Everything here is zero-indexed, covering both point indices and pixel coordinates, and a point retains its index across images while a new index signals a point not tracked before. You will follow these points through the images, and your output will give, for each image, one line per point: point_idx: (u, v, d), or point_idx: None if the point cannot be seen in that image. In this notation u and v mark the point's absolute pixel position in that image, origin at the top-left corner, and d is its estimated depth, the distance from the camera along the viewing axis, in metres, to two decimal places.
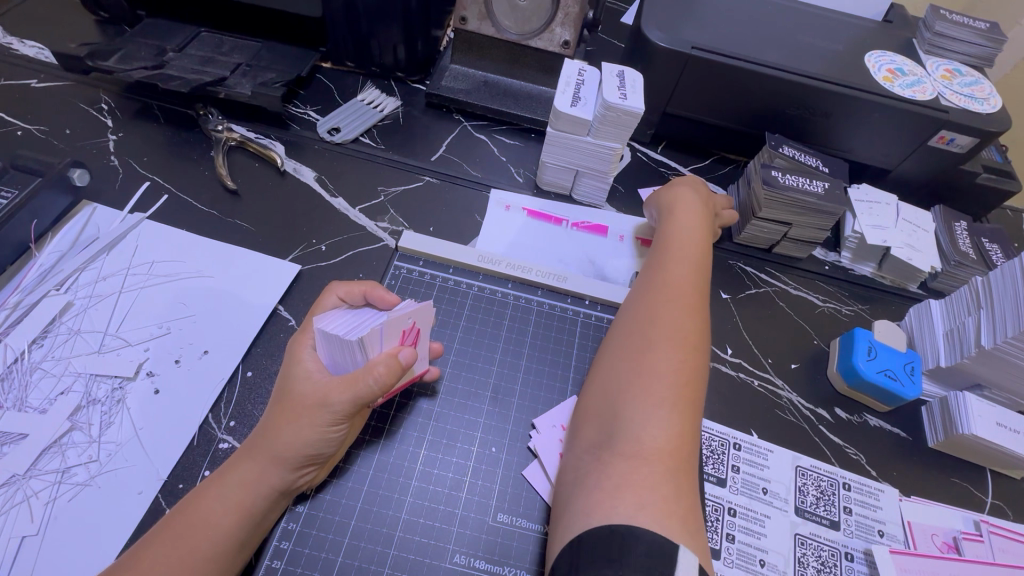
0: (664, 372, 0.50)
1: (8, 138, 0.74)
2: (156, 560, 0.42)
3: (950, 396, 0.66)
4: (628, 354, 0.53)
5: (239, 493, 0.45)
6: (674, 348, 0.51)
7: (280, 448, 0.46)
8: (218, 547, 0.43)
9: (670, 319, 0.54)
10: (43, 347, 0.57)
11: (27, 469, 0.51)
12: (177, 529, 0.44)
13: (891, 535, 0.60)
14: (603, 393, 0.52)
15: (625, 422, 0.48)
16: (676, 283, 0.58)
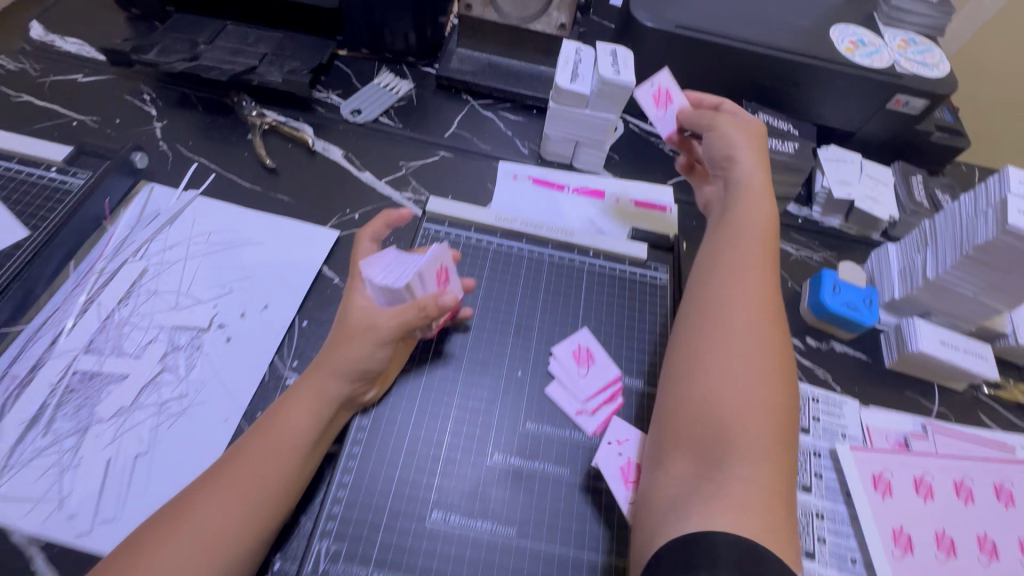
0: (762, 386, 0.53)
1: (65, 128, 0.81)
2: (257, 453, 0.53)
3: (903, 323, 0.77)
4: (720, 367, 0.54)
5: (311, 401, 0.56)
6: (769, 360, 0.54)
7: (340, 365, 0.57)
8: (303, 443, 0.55)
9: (752, 344, 0.55)
10: (128, 305, 0.66)
11: (132, 402, 0.60)
12: (268, 430, 0.55)
13: (852, 436, 0.71)
14: (697, 410, 0.53)
15: (734, 442, 0.50)
16: (751, 301, 0.58)
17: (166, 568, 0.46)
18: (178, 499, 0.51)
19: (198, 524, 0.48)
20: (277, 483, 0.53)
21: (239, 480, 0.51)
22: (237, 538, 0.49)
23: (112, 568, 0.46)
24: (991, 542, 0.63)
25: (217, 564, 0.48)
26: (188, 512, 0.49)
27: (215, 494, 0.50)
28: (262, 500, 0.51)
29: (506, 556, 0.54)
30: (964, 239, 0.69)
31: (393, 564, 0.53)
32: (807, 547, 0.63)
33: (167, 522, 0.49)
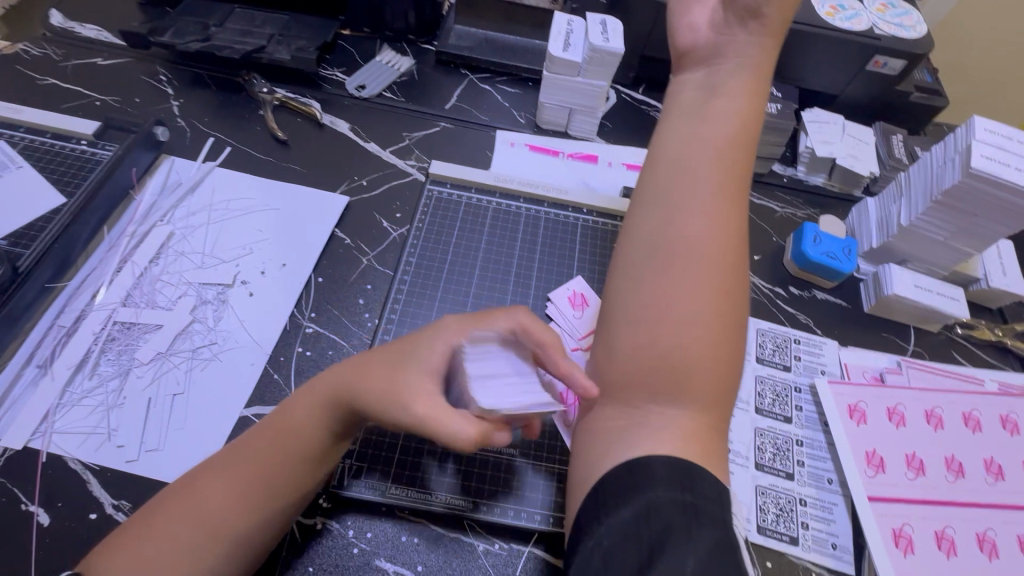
0: (708, 323, 0.54)
1: (89, 108, 0.87)
2: (263, 447, 0.53)
3: (880, 270, 0.82)
4: (667, 308, 0.55)
5: (319, 403, 0.55)
6: (715, 298, 0.55)
7: (365, 396, 0.53)
8: (309, 444, 0.54)
9: (690, 286, 0.55)
10: (159, 264, 0.73)
11: (167, 349, 0.66)
12: (275, 426, 0.54)
13: (832, 372, 0.77)
14: (641, 350, 0.54)
15: (677, 381, 0.52)
16: (692, 242, 0.57)
17: (179, 537, 0.49)
18: (193, 475, 0.53)
19: (208, 505, 0.51)
20: (282, 483, 0.53)
21: (247, 469, 0.52)
22: (242, 524, 0.51)
23: (138, 527, 0.50)
24: (958, 462, 0.68)
25: (225, 544, 0.50)
26: (202, 489, 0.52)
27: (225, 481, 0.52)
28: (266, 494, 0.52)
29: (511, 473, 0.62)
30: (933, 186, 0.73)
31: (410, 480, 0.60)
32: (788, 469, 0.69)
33: (183, 496, 0.52)
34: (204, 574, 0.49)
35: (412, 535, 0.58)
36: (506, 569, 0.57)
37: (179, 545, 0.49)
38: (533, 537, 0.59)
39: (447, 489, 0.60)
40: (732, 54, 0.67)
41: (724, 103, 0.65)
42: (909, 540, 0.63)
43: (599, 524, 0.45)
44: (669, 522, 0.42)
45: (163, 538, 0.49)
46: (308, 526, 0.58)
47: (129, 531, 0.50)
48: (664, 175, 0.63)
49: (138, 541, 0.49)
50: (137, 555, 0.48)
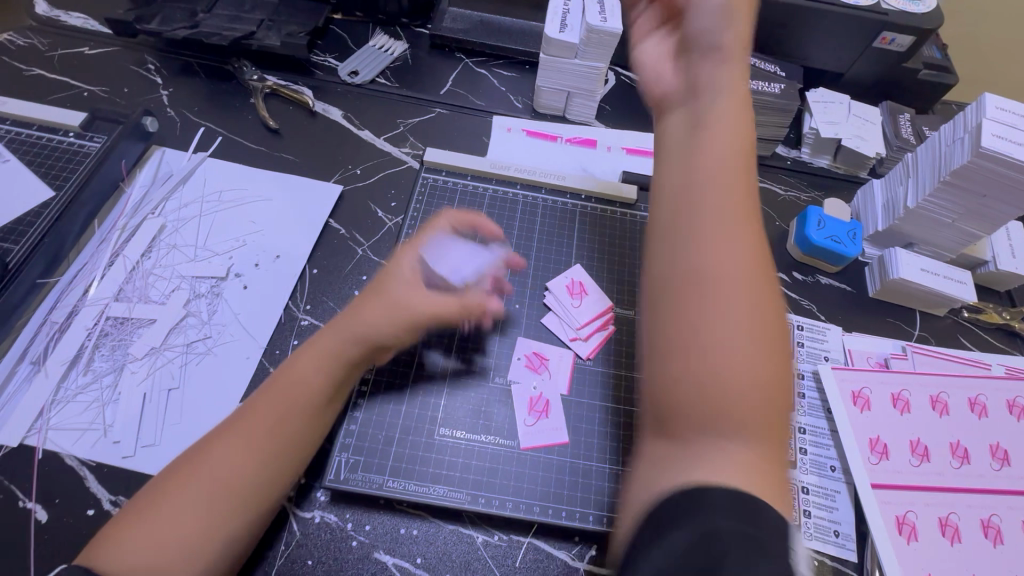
0: (756, 345, 0.46)
1: (77, 99, 0.85)
2: (269, 405, 0.54)
3: (885, 253, 0.80)
4: (707, 335, 0.47)
5: (325, 357, 0.57)
6: (759, 313, 0.47)
7: (366, 329, 0.57)
8: (317, 396, 0.56)
9: (731, 307, 0.47)
10: (151, 258, 0.72)
11: (161, 344, 0.66)
12: (279, 385, 0.55)
13: (835, 359, 0.75)
14: (689, 393, 0.46)
15: (734, 420, 0.44)
16: (727, 257, 0.49)
17: (189, 503, 0.49)
18: (198, 444, 0.53)
19: (218, 467, 0.50)
20: (291, 438, 0.54)
21: (252, 428, 0.52)
22: (254, 482, 0.51)
23: (145, 503, 0.49)
24: (963, 448, 0.67)
25: (237, 504, 0.50)
26: (207, 454, 0.51)
27: (231, 442, 0.51)
28: (276, 450, 0.53)
29: (510, 464, 0.60)
30: (941, 165, 0.71)
31: (407, 473, 0.59)
32: (790, 457, 0.68)
33: (190, 464, 0.51)
34: (209, 541, 0.48)
35: (411, 527, 0.58)
36: (505, 560, 0.57)
37: (191, 510, 0.48)
38: (532, 529, 0.59)
39: (445, 482, 0.59)
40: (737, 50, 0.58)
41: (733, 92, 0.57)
42: (913, 527, 0.62)
43: (651, 546, 0.38)
44: (727, 550, 0.36)
45: (172, 507, 0.48)
46: (307, 520, 0.58)
47: (134, 508, 0.49)
48: (688, 175, 0.54)
49: (145, 516, 0.48)
50: (146, 529, 0.47)
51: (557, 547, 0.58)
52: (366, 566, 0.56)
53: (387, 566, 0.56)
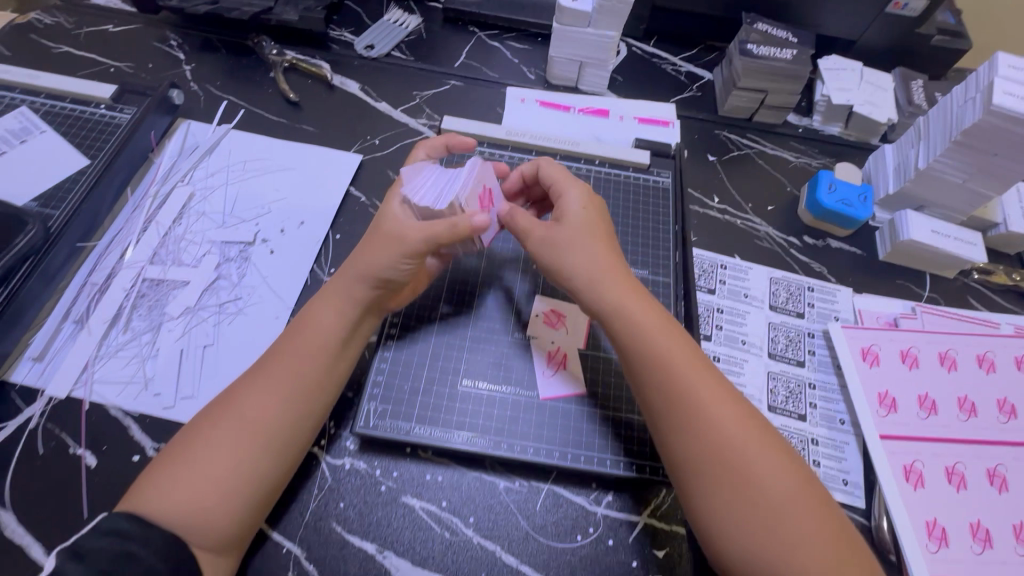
0: (789, 478, 0.50)
1: (104, 75, 0.88)
2: (292, 349, 0.57)
3: (896, 216, 0.81)
4: (754, 502, 0.49)
5: (340, 305, 0.59)
6: (756, 436, 0.52)
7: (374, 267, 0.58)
8: (336, 344, 0.58)
9: (734, 433, 0.52)
10: (182, 224, 0.75)
11: (195, 304, 0.69)
12: (299, 335, 0.58)
13: (845, 318, 0.77)
14: (788, 560, 0.47)
15: (821, 563, 0.47)
16: (698, 380, 0.54)
17: (220, 445, 0.51)
18: (225, 394, 0.55)
19: (245, 413, 0.53)
20: (314, 382, 0.56)
21: (275, 376, 0.55)
22: (281, 425, 0.54)
23: (179, 448, 0.52)
24: (971, 402, 0.69)
25: (267, 445, 0.53)
26: (233, 403, 0.54)
27: (256, 390, 0.54)
28: (301, 394, 0.55)
29: (530, 413, 0.63)
30: (953, 125, 0.72)
31: (432, 420, 0.62)
32: (800, 411, 0.70)
33: (218, 412, 0.53)
34: (243, 473, 0.51)
35: (436, 474, 0.61)
36: (525, 505, 0.61)
37: (224, 451, 0.51)
38: (551, 476, 0.62)
39: (468, 429, 0.62)
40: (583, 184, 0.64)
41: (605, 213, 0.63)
42: (920, 475, 0.64)
43: None
44: None
45: (204, 452, 0.51)
46: (338, 466, 0.61)
47: (168, 455, 0.52)
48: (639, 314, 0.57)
49: (179, 459, 0.51)
50: (183, 471, 0.50)
51: (575, 492, 0.61)
52: (394, 510, 0.59)
53: (414, 509, 0.60)
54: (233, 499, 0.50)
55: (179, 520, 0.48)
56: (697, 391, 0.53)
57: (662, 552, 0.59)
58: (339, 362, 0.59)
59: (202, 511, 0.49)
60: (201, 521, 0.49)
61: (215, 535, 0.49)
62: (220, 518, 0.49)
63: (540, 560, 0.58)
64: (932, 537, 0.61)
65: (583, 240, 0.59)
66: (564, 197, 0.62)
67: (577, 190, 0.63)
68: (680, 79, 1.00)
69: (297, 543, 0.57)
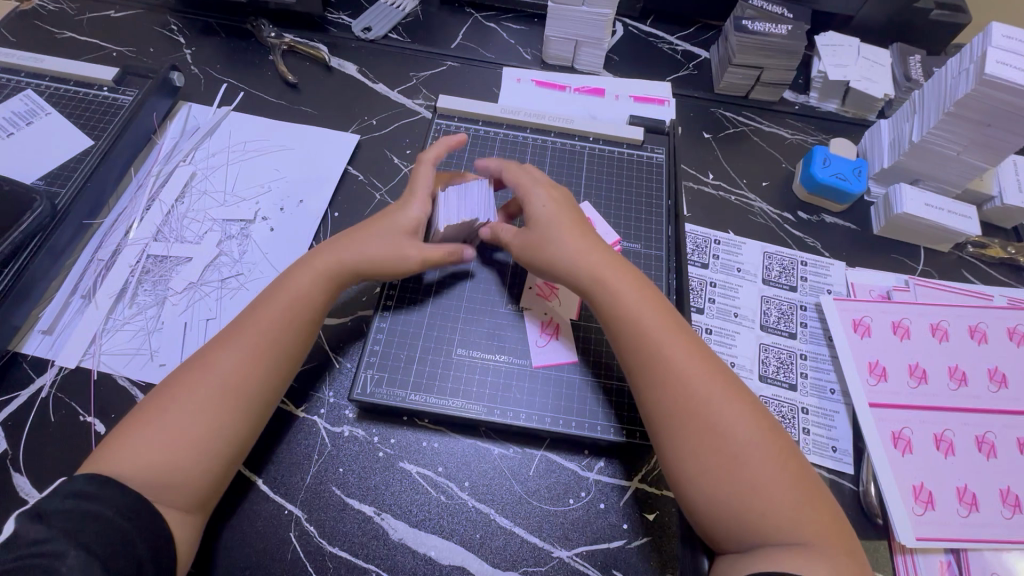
0: (755, 427, 0.53)
1: (106, 59, 0.89)
2: (268, 316, 0.59)
3: (890, 191, 0.82)
4: (720, 449, 0.52)
5: (316, 276, 0.62)
6: (724, 388, 0.55)
7: (358, 252, 0.63)
8: (312, 310, 0.61)
9: (702, 386, 0.54)
10: (184, 203, 0.77)
11: (198, 279, 0.71)
12: (276, 300, 0.60)
13: (838, 291, 0.78)
14: (754, 500, 0.50)
15: (780, 504, 0.50)
16: (668, 340, 0.57)
17: (199, 406, 0.54)
18: (200, 355, 0.58)
19: (223, 372, 0.56)
20: (289, 347, 0.59)
21: (252, 338, 0.58)
22: (256, 386, 0.57)
23: (154, 408, 0.54)
24: (961, 371, 0.69)
25: (243, 405, 0.56)
26: (211, 365, 0.56)
27: (234, 351, 0.57)
28: (275, 357, 0.58)
29: (523, 382, 0.64)
30: (945, 97, 0.72)
31: (427, 388, 0.63)
32: (791, 381, 0.71)
33: (192, 375, 0.56)
34: (220, 433, 0.54)
35: (432, 441, 0.63)
36: (519, 470, 0.62)
37: (202, 410, 0.54)
38: (544, 443, 0.64)
39: (462, 396, 0.63)
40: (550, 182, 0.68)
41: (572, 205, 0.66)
42: (908, 442, 0.65)
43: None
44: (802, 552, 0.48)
45: (182, 412, 0.54)
46: (337, 433, 0.63)
47: (142, 417, 0.54)
48: (613, 280, 0.60)
49: (159, 419, 0.53)
50: (160, 431, 0.53)
51: (568, 458, 0.63)
52: (392, 474, 0.61)
53: (411, 474, 0.61)
54: (206, 456, 0.53)
55: (151, 474, 0.51)
56: (668, 350, 0.56)
57: (652, 515, 0.60)
58: (310, 330, 0.62)
59: (174, 466, 0.52)
60: (174, 478, 0.51)
61: (187, 490, 0.52)
62: (192, 475, 0.52)
63: (533, 522, 0.60)
64: (918, 500, 0.62)
65: (554, 236, 0.62)
66: (530, 198, 0.65)
67: (543, 189, 0.66)
68: (676, 57, 1.00)
69: (298, 505, 0.59)
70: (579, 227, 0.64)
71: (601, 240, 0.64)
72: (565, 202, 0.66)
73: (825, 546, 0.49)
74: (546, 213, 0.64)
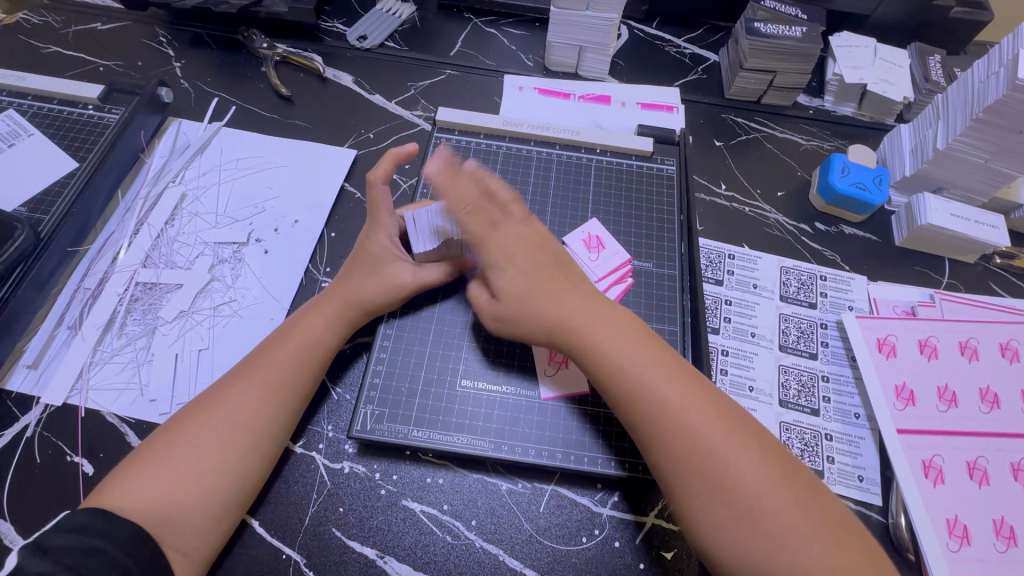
0: (763, 459, 0.50)
1: (92, 74, 0.86)
2: (270, 354, 0.58)
3: (913, 200, 0.78)
4: (730, 490, 0.49)
5: (324, 317, 0.61)
6: (723, 418, 0.52)
7: (363, 289, 0.62)
8: (321, 351, 0.60)
9: (704, 419, 0.52)
10: (174, 226, 0.74)
11: (189, 307, 0.68)
12: (291, 338, 0.59)
13: (859, 308, 0.74)
14: (771, 539, 0.47)
15: (798, 537, 0.47)
16: (663, 371, 0.54)
17: (198, 448, 0.51)
18: (210, 392, 0.56)
19: (234, 410, 0.54)
20: (303, 386, 0.58)
21: (265, 376, 0.56)
22: (271, 426, 0.55)
23: (161, 443, 0.52)
24: (993, 393, 0.66)
25: (255, 445, 0.54)
26: (208, 406, 0.54)
27: (246, 388, 0.55)
28: (287, 397, 0.56)
29: (531, 413, 0.61)
30: (974, 102, 0.68)
31: (430, 423, 0.60)
32: (813, 405, 0.67)
33: (192, 417, 0.53)
34: (222, 475, 0.51)
35: (436, 477, 0.60)
36: (529, 507, 0.59)
37: (209, 448, 0.52)
38: (555, 477, 0.61)
39: (467, 430, 0.60)
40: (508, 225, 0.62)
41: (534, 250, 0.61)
42: (939, 471, 0.61)
43: None
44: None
45: (180, 455, 0.51)
46: (337, 470, 0.60)
47: (137, 461, 0.51)
48: (593, 316, 0.57)
49: (158, 461, 0.50)
50: (157, 474, 0.50)
51: (579, 493, 0.60)
52: (395, 514, 0.58)
53: (415, 513, 0.58)
54: (214, 497, 0.51)
55: (155, 512, 0.48)
56: (665, 384, 0.53)
57: (670, 553, 0.57)
58: (319, 368, 0.59)
59: (179, 506, 0.49)
60: (177, 518, 0.49)
61: (191, 531, 0.49)
62: (197, 516, 0.50)
63: (545, 563, 0.56)
64: (953, 535, 0.58)
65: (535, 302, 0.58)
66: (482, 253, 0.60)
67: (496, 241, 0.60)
68: (684, 61, 0.96)
69: (296, 549, 0.56)
70: (559, 282, 0.59)
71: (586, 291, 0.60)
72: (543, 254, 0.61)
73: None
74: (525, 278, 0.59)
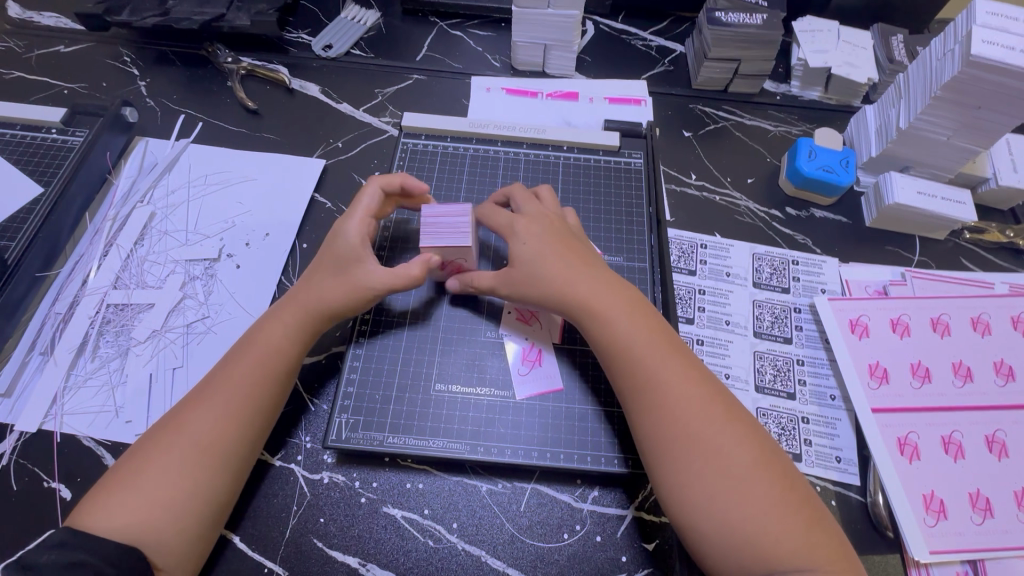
0: (748, 445, 0.50)
1: (58, 97, 0.86)
2: (245, 364, 0.57)
3: (880, 180, 0.78)
4: (711, 472, 0.49)
5: (292, 324, 0.60)
6: (707, 402, 0.52)
7: (328, 296, 0.60)
8: (289, 358, 0.59)
9: (686, 403, 0.52)
10: (145, 245, 0.74)
11: (162, 326, 0.68)
12: (256, 348, 0.58)
13: (832, 290, 0.75)
14: (746, 518, 0.47)
15: (769, 515, 0.47)
16: (649, 356, 0.54)
17: (173, 462, 0.51)
18: (175, 410, 0.55)
19: (199, 427, 0.53)
20: (267, 397, 0.57)
21: (229, 386, 0.56)
22: (239, 442, 0.54)
23: (130, 465, 0.52)
24: (966, 366, 0.66)
25: (222, 461, 0.53)
26: (184, 418, 0.54)
27: (211, 402, 0.55)
28: (257, 410, 0.56)
29: (507, 413, 0.61)
30: (933, 80, 0.68)
31: (407, 428, 0.60)
32: (789, 389, 0.68)
33: (169, 430, 0.53)
34: (196, 489, 0.51)
35: (416, 481, 0.60)
36: (510, 506, 0.59)
37: (183, 463, 0.52)
38: (534, 475, 0.61)
39: (444, 434, 0.60)
40: (533, 215, 0.63)
41: (561, 236, 0.62)
42: (915, 448, 0.62)
43: None
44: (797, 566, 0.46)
45: (157, 470, 0.51)
46: (316, 481, 0.60)
47: (118, 476, 0.51)
48: (598, 297, 0.57)
49: (135, 479, 0.51)
50: (136, 489, 0.50)
51: (560, 490, 0.60)
52: (376, 521, 0.58)
53: (395, 519, 0.58)
54: (191, 511, 0.51)
55: (129, 532, 0.48)
56: (649, 369, 0.54)
57: (652, 544, 0.57)
58: (287, 373, 0.59)
59: (152, 525, 0.49)
60: (153, 537, 0.49)
61: (166, 550, 0.49)
62: (173, 534, 0.50)
63: (526, 562, 0.56)
64: (930, 510, 0.59)
65: (541, 267, 0.59)
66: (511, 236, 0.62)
67: (521, 225, 0.62)
68: (651, 53, 0.96)
69: (278, 562, 0.56)
70: (580, 263, 0.60)
71: (597, 264, 0.61)
72: (554, 226, 0.63)
73: (821, 554, 0.46)
74: (535, 248, 0.60)
